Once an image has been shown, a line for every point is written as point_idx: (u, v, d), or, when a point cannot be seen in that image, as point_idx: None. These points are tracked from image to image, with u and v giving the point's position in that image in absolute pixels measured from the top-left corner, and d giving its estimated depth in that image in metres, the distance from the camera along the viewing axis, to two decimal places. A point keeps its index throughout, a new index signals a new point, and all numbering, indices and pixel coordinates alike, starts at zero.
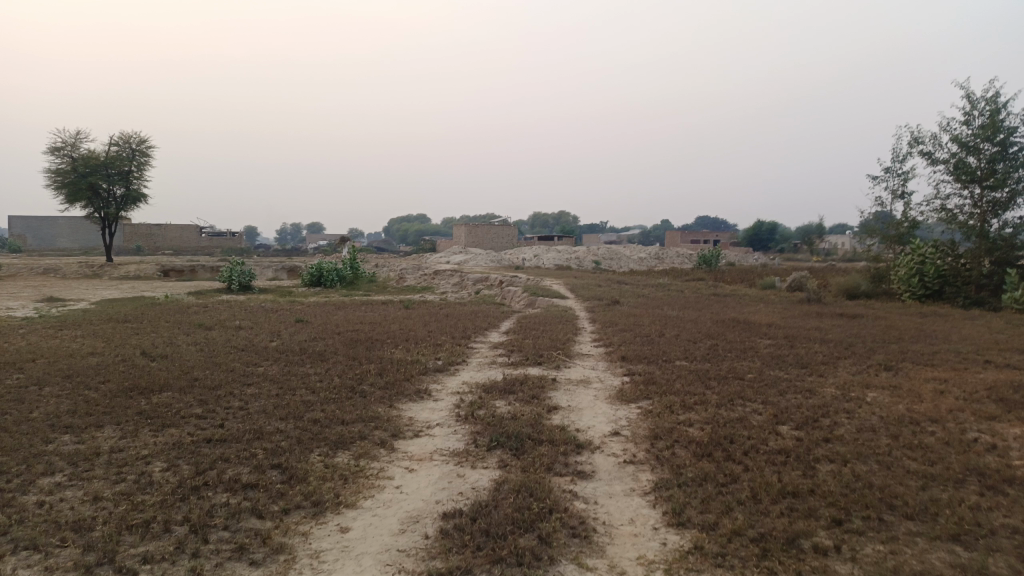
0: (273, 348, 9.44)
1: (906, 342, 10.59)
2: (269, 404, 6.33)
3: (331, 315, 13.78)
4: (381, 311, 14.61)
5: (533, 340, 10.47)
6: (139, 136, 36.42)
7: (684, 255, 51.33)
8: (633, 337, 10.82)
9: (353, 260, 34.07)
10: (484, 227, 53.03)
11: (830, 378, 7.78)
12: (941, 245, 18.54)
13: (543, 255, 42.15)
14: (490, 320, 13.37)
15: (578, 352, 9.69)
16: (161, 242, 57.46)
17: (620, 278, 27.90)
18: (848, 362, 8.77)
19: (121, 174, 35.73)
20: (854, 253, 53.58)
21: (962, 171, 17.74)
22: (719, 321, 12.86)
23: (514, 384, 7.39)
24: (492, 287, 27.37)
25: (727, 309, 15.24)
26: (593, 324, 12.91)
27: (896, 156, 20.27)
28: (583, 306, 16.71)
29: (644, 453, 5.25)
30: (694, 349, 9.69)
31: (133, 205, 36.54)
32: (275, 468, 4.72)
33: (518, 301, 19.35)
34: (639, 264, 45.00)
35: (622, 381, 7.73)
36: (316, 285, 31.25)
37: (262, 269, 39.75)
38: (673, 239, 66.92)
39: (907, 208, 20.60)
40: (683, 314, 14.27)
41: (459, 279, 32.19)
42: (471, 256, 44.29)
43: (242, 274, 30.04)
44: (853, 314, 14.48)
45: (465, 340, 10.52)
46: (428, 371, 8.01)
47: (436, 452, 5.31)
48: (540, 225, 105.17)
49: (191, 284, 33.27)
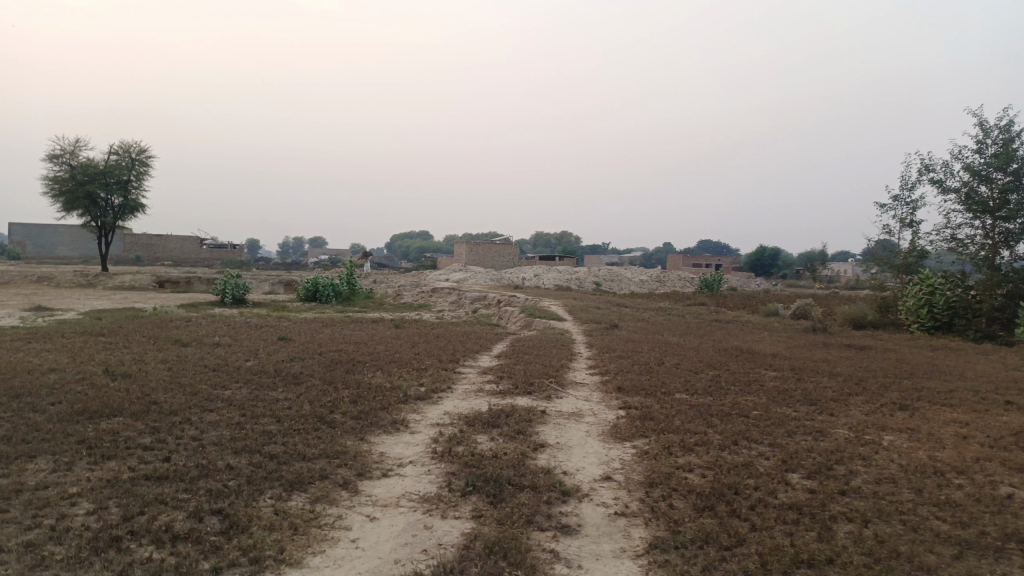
0: (247, 369, 8.87)
1: (920, 378, 9.98)
2: (227, 433, 5.76)
3: (318, 333, 13.21)
4: (371, 330, 14.04)
5: (525, 366, 9.90)
6: (140, 145, 36.10)
7: (686, 278, 50.83)
8: (631, 366, 10.24)
9: (350, 276, 33.58)
10: (485, 245, 52.55)
11: (841, 418, 7.19)
12: (951, 276, 17.97)
13: (543, 276, 41.59)
14: (482, 342, 12.80)
15: (573, 381, 9.09)
16: (161, 252, 57.09)
17: (620, 301, 27.39)
18: (859, 400, 8.17)
19: (120, 184, 35.35)
20: (857, 281, 52.95)
21: (973, 200, 17.22)
22: (720, 350, 12.29)
23: (499, 417, 6.80)
24: (490, 306, 26.85)
25: (731, 337, 14.65)
26: (589, 350, 12.34)
27: (905, 185, 19.77)
28: (580, 329, 16.16)
29: (637, 504, 4.66)
30: (695, 380, 9.11)
31: (131, 214, 36.13)
32: (215, 515, 4.13)
33: (514, 322, 18.79)
34: (640, 287, 44.42)
35: (618, 416, 7.14)
36: (311, 300, 30.74)
37: (259, 282, 39.24)
38: (676, 262, 66.34)
39: (915, 237, 20.06)
40: (684, 341, 13.70)
41: (457, 297, 31.70)
42: (470, 275, 43.77)
43: (237, 287, 29.58)
44: (862, 345, 13.88)
45: (453, 364, 9.94)
46: (408, 399, 7.43)
47: (403, 497, 4.72)
48: (542, 245, 104.81)
49: (186, 296, 32.76)
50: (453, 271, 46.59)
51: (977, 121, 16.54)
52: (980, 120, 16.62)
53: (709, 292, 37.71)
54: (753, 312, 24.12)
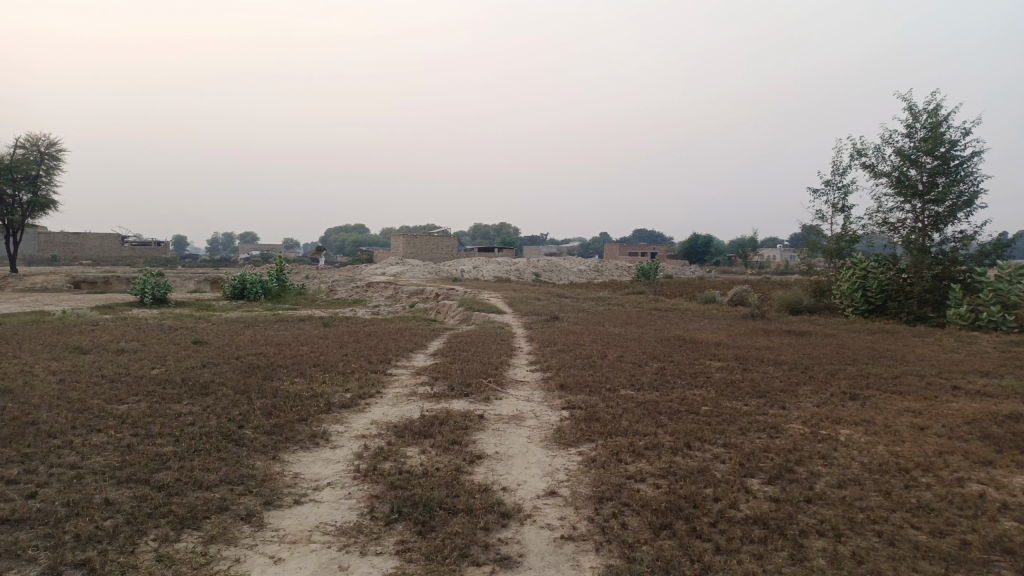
0: (151, 379, 7.96)
1: (864, 365, 9.78)
2: (113, 460, 4.96)
3: (238, 334, 12.26)
4: (297, 330, 13.16)
5: (461, 365, 9.27)
6: (49, 138, 33.83)
7: (624, 267, 50.99)
8: (573, 360, 9.73)
9: (281, 272, 32.24)
10: (421, 238, 51.52)
11: (794, 412, 6.82)
12: (883, 259, 18.16)
13: (481, 267, 40.95)
14: (416, 340, 12.09)
15: (513, 380, 8.51)
16: (78, 251, 54.00)
17: (560, 292, 27.02)
18: (808, 390, 7.86)
19: (28, 179, 33.03)
20: (788, 267, 54.28)
21: (904, 184, 17.39)
22: (664, 340, 11.92)
23: (431, 424, 6.15)
24: (427, 300, 26.08)
25: (673, 326, 14.35)
26: (529, 344, 11.79)
27: (837, 170, 19.91)
28: (520, 321, 15.63)
29: (586, 524, 4.12)
30: (640, 374, 8.64)
31: (41, 212, 33.80)
32: (79, 570, 3.39)
33: (452, 317, 18.11)
34: (578, 276, 44.28)
35: (561, 418, 6.59)
36: (238, 298, 29.33)
37: (182, 281, 37.35)
38: (613, 251, 66.65)
39: (847, 221, 20.24)
40: (626, 332, 13.30)
41: (393, 291, 30.78)
42: (407, 268, 42.76)
43: (157, 287, 28.00)
44: (803, 332, 13.76)
45: (384, 365, 9.22)
46: (330, 409, 6.72)
47: (317, 530, 4.05)
48: (480, 237, 103.93)
49: (103, 298, 30.82)
50: (389, 265, 45.43)
51: (907, 105, 16.68)
52: (910, 104, 16.77)
53: (647, 280, 37.82)
54: (691, 300, 24.06)
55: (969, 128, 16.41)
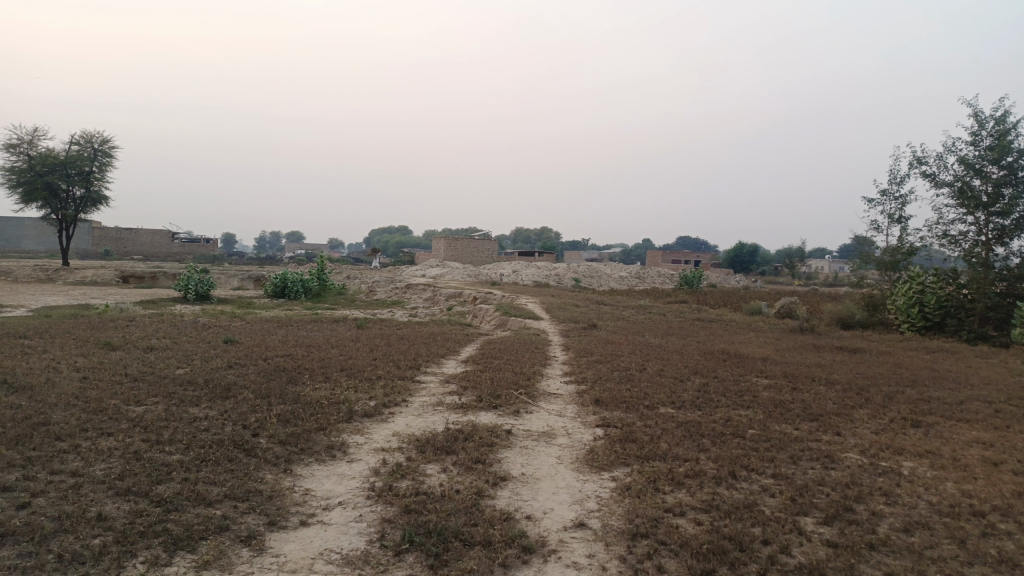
0: (173, 379, 7.76)
1: (924, 387, 9.09)
2: (117, 469, 4.69)
3: (269, 334, 12.08)
4: (329, 331, 12.94)
5: (492, 373, 8.88)
6: (102, 135, 34.58)
7: (666, 274, 50.09)
8: (610, 373, 9.26)
9: (321, 272, 32.37)
10: (462, 240, 51.40)
11: (850, 440, 6.25)
12: (942, 273, 17.23)
13: (521, 271, 40.59)
14: (449, 345, 11.74)
15: (546, 392, 8.08)
16: (130, 246, 55.31)
17: (600, 298, 26.50)
18: (865, 414, 7.27)
19: (81, 175, 33.76)
20: (836, 279, 52.76)
21: (967, 195, 16.47)
22: (707, 353, 11.38)
23: (455, 440, 5.78)
24: (465, 304, 25.82)
25: (716, 339, 13.75)
26: (565, 354, 11.35)
27: (894, 179, 19.02)
28: (557, 328, 15.19)
29: (618, 564, 3.68)
30: (681, 390, 8.13)
31: (93, 207, 34.53)
32: None
33: (488, 321, 17.76)
34: (619, 283, 43.62)
35: (595, 437, 6.15)
36: (279, 297, 29.48)
37: (226, 277, 37.82)
38: (655, 258, 65.64)
39: (904, 233, 19.32)
40: (667, 343, 12.75)
41: (431, 294, 30.62)
42: (447, 270, 42.66)
43: (200, 283, 28.32)
44: (855, 348, 13.03)
45: (412, 371, 8.89)
46: (352, 419, 6.40)
47: (321, 558, 3.69)
48: (522, 241, 103.59)
49: (148, 293, 31.30)
50: (428, 267, 45.43)
51: (972, 112, 15.79)
52: (976, 111, 15.87)
53: (689, 288, 37.00)
54: (736, 310, 23.28)
55: None
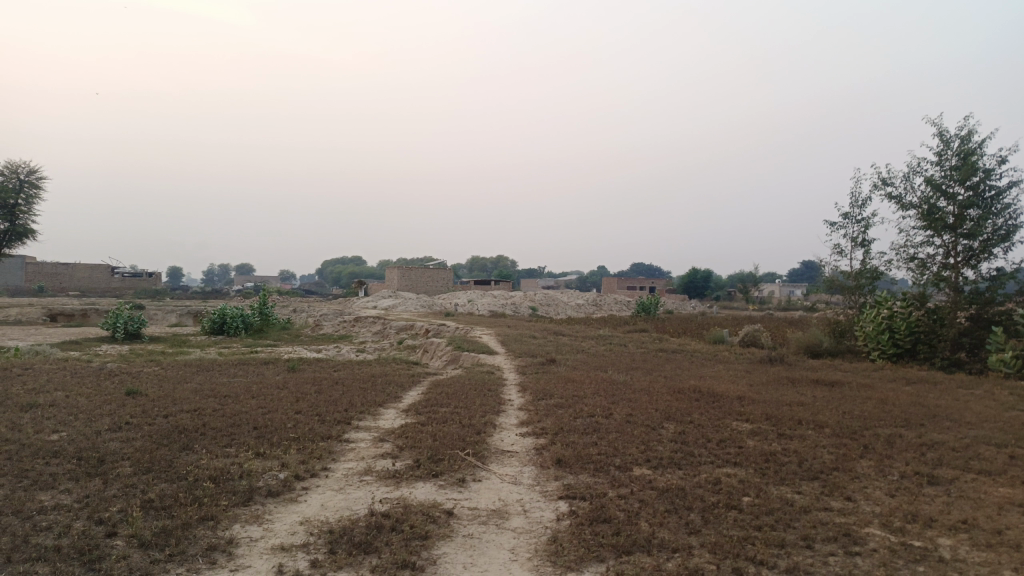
0: (39, 448, 6.28)
1: (922, 429, 8.12)
2: None
3: (183, 381, 10.55)
4: (255, 375, 11.47)
5: (436, 427, 7.60)
6: (29, 165, 32.36)
7: (623, 302, 49.43)
8: (571, 421, 8.06)
9: (264, 307, 30.58)
10: (416, 270, 49.89)
11: (866, 508, 5.15)
12: (911, 298, 16.58)
13: (475, 301, 39.28)
14: (389, 389, 10.41)
15: (498, 450, 6.83)
16: (66, 282, 52.20)
17: (559, 328, 25.37)
18: (872, 470, 6.22)
19: (6, 207, 31.45)
20: (790, 304, 52.83)
21: (933, 216, 15.88)
22: (677, 392, 10.31)
23: (376, 532, 4.46)
24: (416, 337, 24.46)
25: (685, 373, 12.68)
26: (521, 397, 10.11)
27: (857, 202, 18.48)
28: (514, 365, 14.02)
29: None
30: (656, 443, 6.99)
31: (19, 241, 32.19)
32: None
33: (438, 358, 16.39)
34: (575, 311, 42.60)
35: (558, 515, 4.90)
36: (217, 333, 27.63)
37: (165, 314, 35.68)
38: (611, 285, 64.99)
39: (868, 256, 18.73)
40: (632, 380, 11.63)
41: (382, 327, 29.15)
42: (400, 301, 41.24)
43: (131, 320, 26.38)
44: (833, 381, 12.09)
45: (341, 428, 7.56)
46: (250, 504, 5.03)
47: None
48: (476, 271, 102.45)
49: (76, 333, 29.10)
50: (380, 298, 43.79)
51: (937, 131, 15.29)
52: (941, 129, 15.40)
53: (647, 315, 36.35)
54: (698, 339, 22.37)
55: (1006, 156, 15.00)
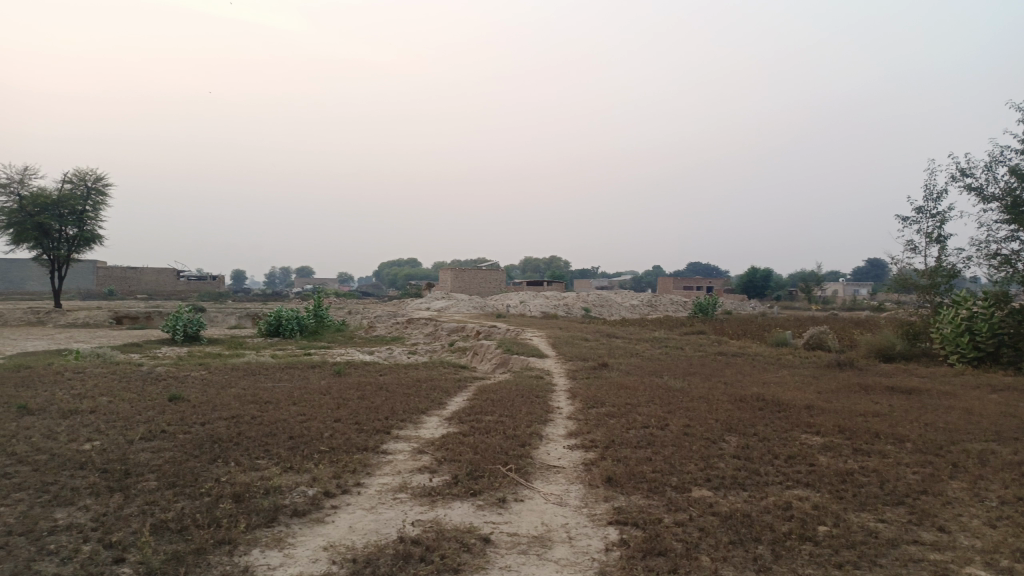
0: (69, 459, 6.06)
1: (1018, 444, 7.28)
2: None
3: (227, 386, 10.37)
4: (300, 380, 11.24)
5: (479, 437, 7.16)
6: (95, 173, 33.26)
7: (680, 302, 48.22)
8: (624, 432, 7.51)
9: (318, 309, 30.75)
10: (469, 271, 49.70)
11: (964, 542, 4.47)
12: (993, 298, 15.39)
13: (528, 303, 38.79)
14: (434, 395, 10.02)
15: (543, 465, 6.34)
16: (134, 285, 53.78)
17: (612, 330, 24.67)
18: (965, 494, 5.49)
19: (75, 214, 32.36)
20: (856, 304, 50.68)
21: (1018, 209, 14.68)
22: (739, 400, 9.62)
23: (401, 565, 4.00)
24: (468, 339, 24.14)
25: (746, 379, 11.94)
26: (571, 404, 9.59)
27: (931, 195, 17.32)
28: (564, 369, 13.48)
29: None
30: (718, 459, 6.39)
31: (86, 247, 33.09)
32: None
33: (488, 361, 15.97)
34: (630, 313, 41.70)
35: (607, 545, 4.39)
36: (273, 336, 27.84)
37: (223, 316, 36.28)
38: (666, 285, 63.70)
39: (944, 253, 17.52)
40: (690, 386, 10.97)
41: (433, 329, 28.94)
42: (453, 302, 41.04)
43: (189, 323, 26.79)
44: (910, 388, 11.19)
45: (379, 438, 7.19)
46: (274, 526, 4.67)
47: None
48: (530, 271, 101.85)
49: (139, 335, 29.72)
50: (434, 299, 43.74)
51: None
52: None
53: (705, 316, 35.24)
54: (760, 341, 21.40)
55: None
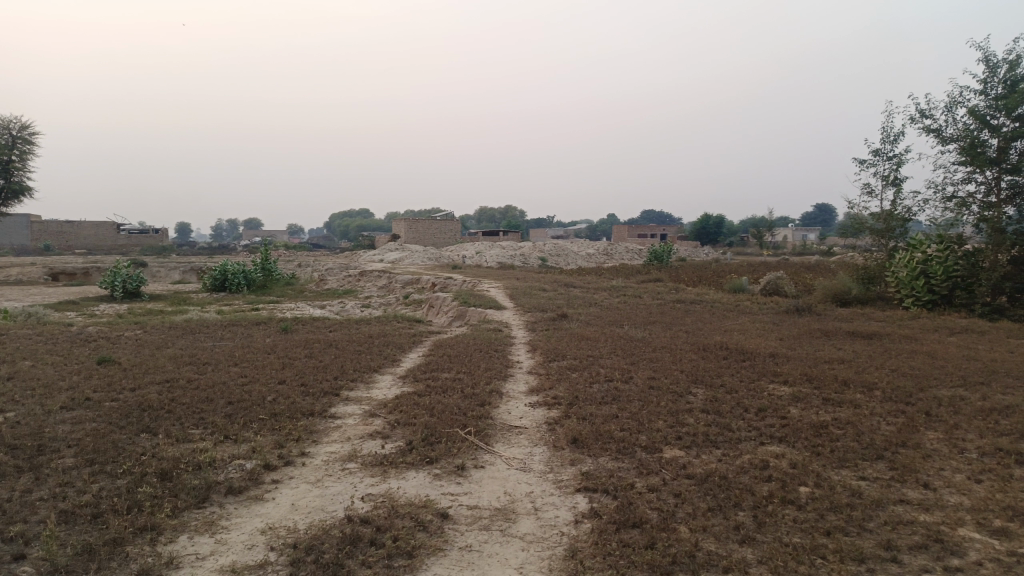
0: None
1: (985, 389, 7.17)
2: None
3: (163, 347, 9.68)
4: (244, 339, 10.59)
5: (434, 397, 6.72)
6: (20, 120, 31.10)
7: (635, 249, 48.20)
8: (587, 387, 7.15)
9: (267, 262, 29.70)
10: (423, 222, 48.74)
11: (951, 499, 4.23)
12: (948, 241, 15.42)
13: (483, 253, 38.23)
14: (387, 352, 9.52)
15: (504, 426, 5.93)
16: (73, 240, 51.41)
17: (570, 279, 24.36)
18: (943, 446, 5.27)
19: (0, 165, 30.35)
20: (806, 249, 51.54)
21: (975, 151, 14.61)
22: (703, 350, 9.36)
23: (349, 550, 3.56)
24: (423, 291, 23.55)
25: (708, 327, 11.72)
26: (531, 358, 9.20)
27: (888, 137, 17.18)
28: (523, 321, 13.09)
29: None
30: (688, 414, 6.07)
31: (15, 200, 31.18)
32: None
33: (443, 314, 15.50)
34: (586, 261, 41.54)
35: (577, 517, 4.01)
36: (219, 291, 26.81)
37: (168, 271, 34.89)
38: (622, 233, 63.75)
39: (900, 196, 17.50)
40: (652, 336, 10.69)
41: (387, 281, 28.25)
42: (407, 253, 40.24)
43: (129, 279, 25.57)
44: (870, 333, 11.12)
45: (327, 401, 6.69)
46: (204, 508, 4.16)
47: None
48: (485, 221, 100.93)
49: (77, 292, 28.31)
50: (387, 251, 42.81)
51: (983, 57, 13.91)
52: (986, 55, 14.01)
53: (660, 263, 35.25)
54: (717, 288, 21.33)
55: None
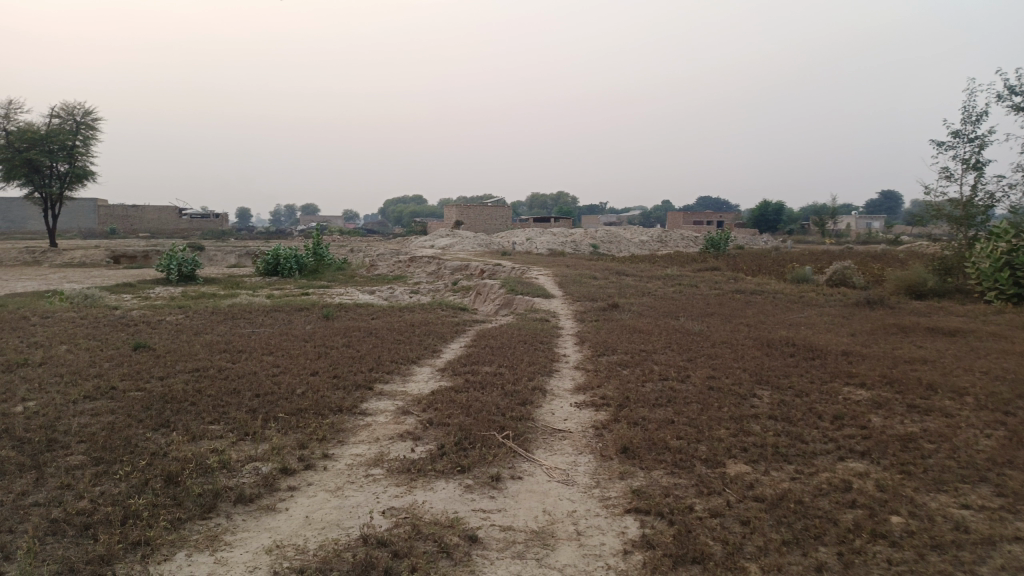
0: None
1: None
2: None
3: (202, 333, 9.43)
4: (283, 326, 10.29)
5: (473, 394, 6.22)
6: (83, 106, 31.71)
7: (690, 237, 46.86)
8: (639, 386, 6.54)
9: (318, 247, 29.71)
10: (474, 207, 48.36)
11: None
12: None
13: (534, 239, 37.63)
14: (427, 342, 9.07)
15: (547, 429, 5.39)
16: (136, 224, 52.79)
17: (623, 267, 23.57)
18: None
19: (65, 150, 31.05)
20: (869, 238, 49.16)
21: None
22: (767, 346, 8.61)
23: None
24: (472, 278, 23.11)
25: (771, 320, 10.91)
26: (579, 351, 8.62)
27: (971, 117, 15.90)
28: (572, 311, 12.49)
29: None
30: (754, 421, 5.42)
31: (79, 184, 31.92)
32: None
33: (490, 302, 15.01)
34: (639, 249, 40.53)
35: (626, 546, 3.44)
36: (271, 275, 26.91)
37: (223, 255, 35.33)
38: (677, 219, 62.27)
39: (982, 180, 16.21)
40: (710, 329, 9.97)
41: (436, 267, 27.93)
42: (457, 240, 39.91)
43: (184, 262, 25.84)
44: (952, 329, 10.14)
45: (359, 395, 6.25)
46: (207, 520, 3.73)
47: None
48: (538, 207, 100.19)
49: (135, 275, 28.81)
50: (438, 237, 42.57)
51: None
52: None
53: (717, 251, 34.06)
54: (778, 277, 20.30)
55: None
